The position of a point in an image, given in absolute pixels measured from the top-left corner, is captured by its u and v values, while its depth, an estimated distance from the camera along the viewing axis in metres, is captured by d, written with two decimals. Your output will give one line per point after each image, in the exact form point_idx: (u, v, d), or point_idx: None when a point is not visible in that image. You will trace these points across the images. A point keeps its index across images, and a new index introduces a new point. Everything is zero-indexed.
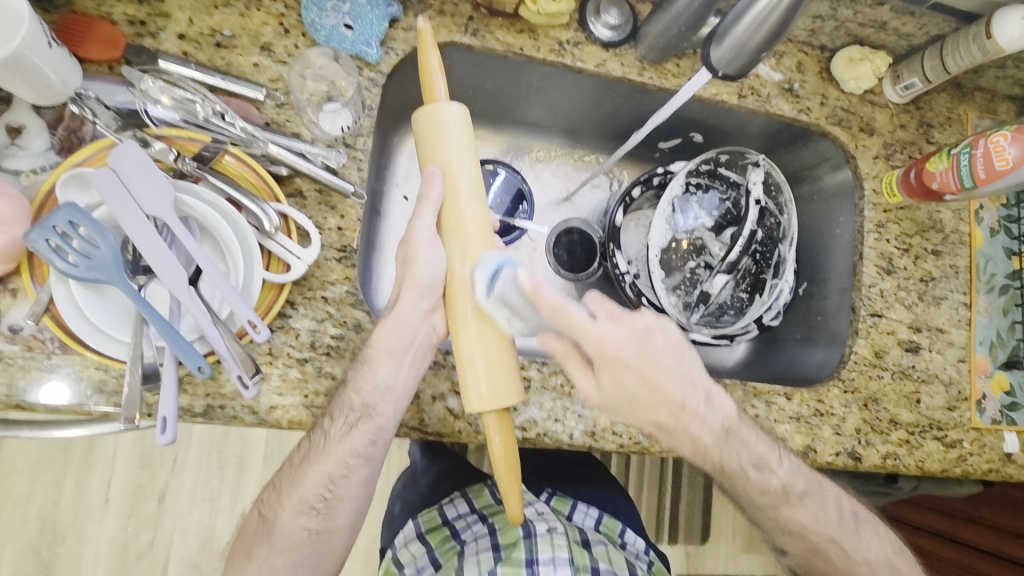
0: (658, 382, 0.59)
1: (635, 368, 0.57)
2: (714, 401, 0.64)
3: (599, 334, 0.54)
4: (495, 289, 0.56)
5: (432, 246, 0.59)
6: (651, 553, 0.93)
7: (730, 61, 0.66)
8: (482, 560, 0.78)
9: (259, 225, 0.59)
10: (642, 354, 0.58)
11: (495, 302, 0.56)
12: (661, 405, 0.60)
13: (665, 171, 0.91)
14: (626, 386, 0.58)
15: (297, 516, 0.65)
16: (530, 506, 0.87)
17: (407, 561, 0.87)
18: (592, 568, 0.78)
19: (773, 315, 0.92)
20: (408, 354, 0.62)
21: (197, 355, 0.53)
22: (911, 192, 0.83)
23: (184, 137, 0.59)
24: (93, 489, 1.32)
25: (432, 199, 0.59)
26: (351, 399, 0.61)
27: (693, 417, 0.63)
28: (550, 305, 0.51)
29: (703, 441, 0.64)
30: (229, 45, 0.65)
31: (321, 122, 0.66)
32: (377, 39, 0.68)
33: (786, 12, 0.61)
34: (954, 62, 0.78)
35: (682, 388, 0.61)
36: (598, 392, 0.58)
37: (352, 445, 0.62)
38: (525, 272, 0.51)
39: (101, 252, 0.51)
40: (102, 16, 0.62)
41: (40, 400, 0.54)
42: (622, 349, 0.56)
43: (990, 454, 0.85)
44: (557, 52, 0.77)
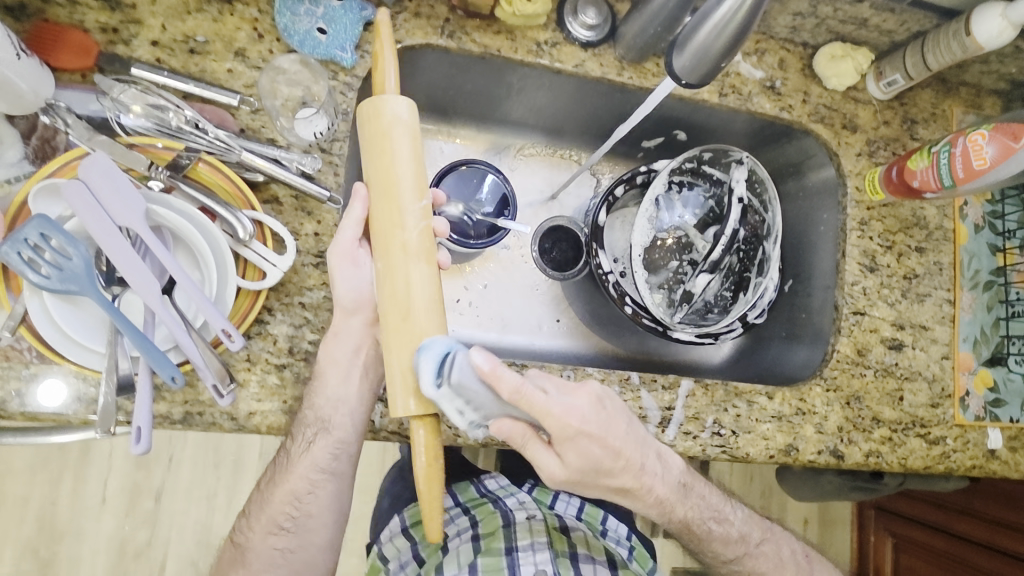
0: (619, 448, 0.60)
1: (599, 439, 0.58)
2: (664, 458, 0.68)
3: (561, 411, 0.55)
4: (451, 376, 0.51)
5: (357, 260, 0.60)
6: (632, 539, 0.96)
7: (692, 69, 0.64)
8: (461, 551, 0.82)
9: (234, 233, 0.59)
10: (602, 422, 0.59)
11: (448, 394, 0.51)
12: (624, 471, 0.62)
13: (648, 170, 0.90)
14: (592, 458, 0.58)
15: (268, 536, 0.67)
16: (510, 497, 0.91)
17: (392, 556, 0.88)
18: (570, 553, 0.83)
19: (757, 314, 0.89)
20: (355, 364, 0.63)
21: (170, 365, 0.53)
22: (894, 189, 0.83)
23: (157, 146, 0.59)
24: (91, 489, 1.33)
25: (354, 214, 0.59)
26: (304, 415, 0.62)
27: (653, 478, 0.66)
28: (509, 388, 0.51)
29: (663, 497, 0.67)
30: (203, 51, 0.64)
31: (296, 129, 0.66)
32: (352, 43, 0.67)
33: (742, 24, 0.60)
34: (935, 59, 0.78)
35: (639, 451, 0.63)
36: (564, 469, 0.58)
37: (313, 461, 0.65)
38: (483, 354, 0.50)
39: (74, 264, 0.51)
40: (74, 24, 0.62)
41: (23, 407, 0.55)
42: (586, 420, 0.57)
43: (974, 451, 0.85)
44: (534, 54, 0.77)
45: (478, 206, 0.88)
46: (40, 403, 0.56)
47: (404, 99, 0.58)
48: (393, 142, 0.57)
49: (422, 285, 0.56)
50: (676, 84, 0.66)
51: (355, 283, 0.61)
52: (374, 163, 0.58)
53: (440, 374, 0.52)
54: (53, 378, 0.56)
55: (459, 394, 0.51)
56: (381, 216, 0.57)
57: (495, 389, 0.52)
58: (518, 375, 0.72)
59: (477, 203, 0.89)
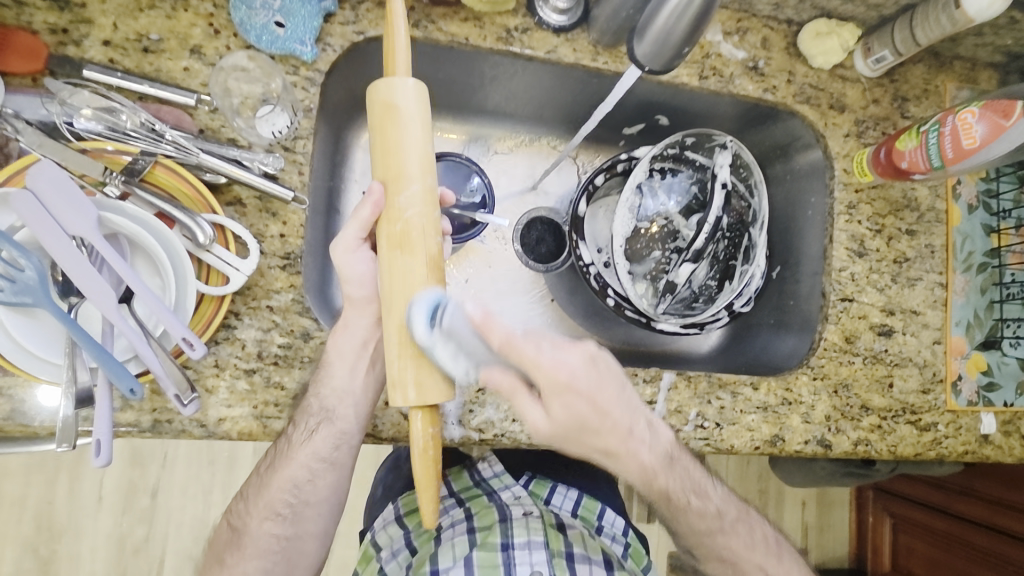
0: (608, 410, 0.57)
1: (588, 396, 0.55)
2: (655, 427, 0.65)
3: (551, 363, 0.52)
4: (443, 323, 0.50)
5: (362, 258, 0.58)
6: (630, 534, 0.92)
7: (655, 56, 0.62)
8: (456, 543, 0.80)
9: (194, 238, 0.58)
10: (595, 380, 0.55)
11: (441, 340, 0.50)
12: (610, 431, 0.59)
13: (629, 157, 0.88)
14: (580, 414, 0.55)
15: (264, 522, 0.66)
16: (505, 490, 0.88)
17: (385, 544, 0.87)
18: (566, 552, 0.82)
19: (744, 302, 0.88)
20: (362, 358, 0.63)
21: (129, 377, 0.53)
22: (882, 170, 0.80)
23: (109, 151, 0.58)
24: (86, 488, 1.34)
25: (361, 215, 0.55)
26: (309, 404, 0.62)
27: (640, 443, 0.62)
28: (500, 337, 0.50)
29: (648, 465, 0.63)
30: (157, 50, 0.62)
31: (257, 127, 0.64)
32: (312, 37, 0.65)
33: (703, 9, 0.58)
34: (923, 33, 0.74)
35: (628, 415, 0.60)
36: (550, 422, 0.54)
37: (315, 449, 0.64)
38: (473, 304, 0.50)
39: (27, 276, 0.50)
40: (21, 25, 0.60)
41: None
42: (576, 377, 0.54)
43: (966, 436, 0.83)
44: (504, 41, 0.74)
45: (467, 195, 0.87)
46: (24, 409, 0.56)
47: (414, 86, 0.53)
48: (406, 136, 0.53)
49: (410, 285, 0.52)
50: (639, 72, 0.64)
51: (361, 279, 0.59)
52: (386, 164, 0.53)
53: (434, 322, 0.51)
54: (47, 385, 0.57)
55: (451, 337, 0.50)
56: (389, 215, 0.53)
57: (486, 339, 0.50)
58: None
59: (467, 193, 0.87)
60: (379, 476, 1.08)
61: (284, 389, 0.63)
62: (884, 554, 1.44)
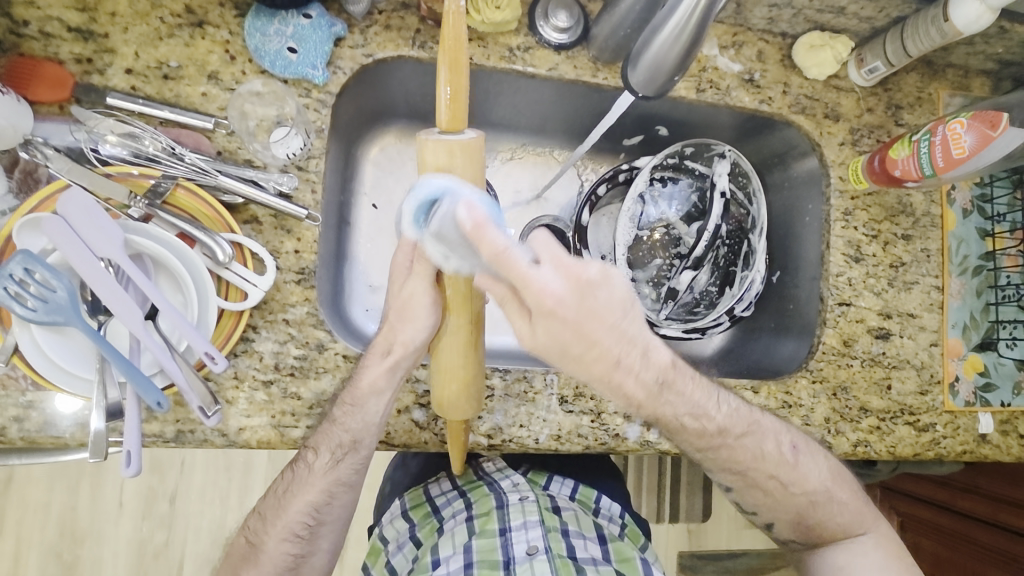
0: (596, 340, 0.50)
1: (573, 324, 0.48)
2: (651, 355, 0.57)
3: (541, 285, 0.46)
4: (432, 223, 0.46)
5: (431, 306, 0.55)
6: (626, 517, 0.96)
7: (648, 82, 0.65)
8: (456, 533, 0.81)
9: (213, 256, 0.61)
10: (583, 310, 0.48)
11: (432, 239, 0.47)
12: (598, 361, 0.52)
13: (630, 167, 0.90)
14: (561, 339, 0.49)
15: (282, 542, 0.68)
16: (505, 479, 0.88)
17: (392, 537, 0.91)
18: (561, 528, 0.81)
19: (744, 307, 0.91)
20: (393, 384, 0.62)
21: (156, 391, 0.56)
22: (876, 178, 0.81)
23: (134, 174, 0.61)
24: (107, 494, 1.37)
25: (429, 254, 0.53)
26: (338, 436, 0.64)
27: (628, 373, 0.54)
28: (490, 248, 0.44)
29: (635, 396, 0.57)
30: (176, 77, 0.65)
31: (272, 149, 0.66)
32: (323, 61, 0.68)
33: (695, 33, 0.60)
34: (914, 45, 0.77)
35: (620, 345, 0.52)
36: (530, 338, 0.50)
37: (336, 476, 0.66)
38: (466, 209, 0.43)
39: (59, 296, 0.53)
40: (49, 56, 0.63)
41: (30, 428, 0.59)
42: (562, 304, 0.47)
43: (965, 436, 0.85)
44: (507, 59, 0.77)
45: None
46: (54, 421, 0.60)
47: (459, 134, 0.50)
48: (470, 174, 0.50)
49: (453, 337, 0.55)
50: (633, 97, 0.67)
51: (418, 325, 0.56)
52: None
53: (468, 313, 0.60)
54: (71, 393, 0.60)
55: (440, 239, 0.47)
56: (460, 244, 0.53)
57: (474, 247, 0.45)
58: (502, 380, 0.73)
59: None
60: (388, 473, 1.09)
61: (300, 399, 0.66)
62: None
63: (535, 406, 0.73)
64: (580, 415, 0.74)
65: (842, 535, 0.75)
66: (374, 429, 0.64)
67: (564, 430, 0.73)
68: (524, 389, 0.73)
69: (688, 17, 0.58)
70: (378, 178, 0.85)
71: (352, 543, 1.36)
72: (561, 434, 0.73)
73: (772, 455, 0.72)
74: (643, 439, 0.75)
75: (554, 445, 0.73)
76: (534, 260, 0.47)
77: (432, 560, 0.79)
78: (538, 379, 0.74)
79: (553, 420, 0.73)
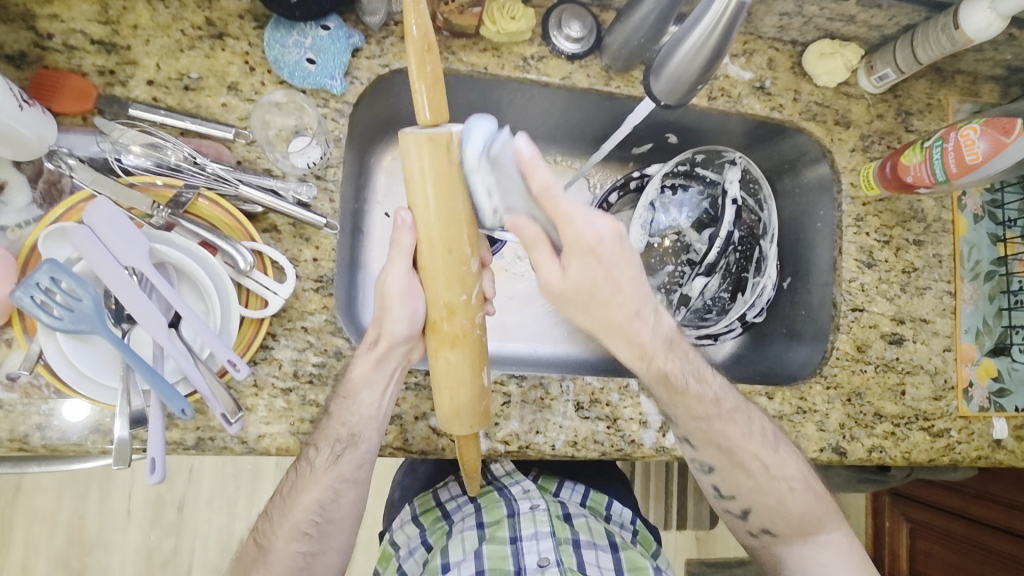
0: (622, 285, 0.58)
1: (605, 267, 0.56)
2: (658, 316, 0.64)
3: (583, 224, 0.54)
4: (493, 151, 0.50)
5: (410, 293, 0.58)
6: (637, 523, 0.95)
7: (670, 92, 0.66)
8: (466, 539, 0.80)
9: (234, 264, 0.62)
10: (616, 254, 0.57)
11: (486, 168, 0.51)
12: (619, 306, 0.59)
13: (642, 174, 0.91)
14: (592, 278, 0.57)
15: (291, 541, 0.66)
16: (515, 485, 0.87)
17: (403, 542, 0.90)
18: (572, 540, 0.81)
19: (756, 314, 0.92)
20: (387, 383, 0.64)
21: (179, 398, 0.56)
22: (888, 184, 0.82)
23: (157, 185, 0.62)
24: (116, 502, 1.37)
25: (402, 244, 0.57)
26: (336, 430, 0.63)
27: (643, 326, 0.62)
28: (541, 182, 0.51)
29: (644, 347, 0.63)
30: (197, 88, 0.66)
31: (291, 159, 0.68)
32: (341, 71, 0.69)
33: (717, 46, 0.61)
34: (925, 52, 0.77)
35: (638, 297, 0.60)
36: (562, 280, 0.57)
37: (339, 472, 0.65)
38: (530, 142, 0.50)
39: (84, 304, 0.54)
40: (72, 68, 0.64)
41: (52, 435, 0.60)
42: (602, 243, 0.55)
43: (979, 442, 0.85)
44: (521, 69, 0.77)
45: None
46: (76, 429, 0.60)
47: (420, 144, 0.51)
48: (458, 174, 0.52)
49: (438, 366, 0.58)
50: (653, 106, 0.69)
51: (402, 319, 0.59)
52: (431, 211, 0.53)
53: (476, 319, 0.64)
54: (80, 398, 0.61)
55: (494, 169, 0.51)
56: (429, 240, 0.54)
57: (528, 181, 0.52)
58: (518, 387, 0.73)
59: None
60: (396, 477, 1.09)
61: (318, 406, 0.66)
62: (900, 560, 1.43)
63: (551, 412, 0.73)
64: (595, 421, 0.74)
65: (816, 531, 0.73)
66: (374, 423, 0.65)
67: (580, 437, 0.73)
68: (541, 395, 0.73)
69: (711, 32, 0.60)
70: (390, 187, 0.86)
71: (361, 550, 1.36)
72: (577, 440, 0.73)
73: (758, 436, 0.72)
74: (659, 445, 0.75)
75: (570, 452, 0.73)
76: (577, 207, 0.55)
77: (443, 563, 0.79)
78: (554, 386, 0.74)
79: (569, 426, 0.73)
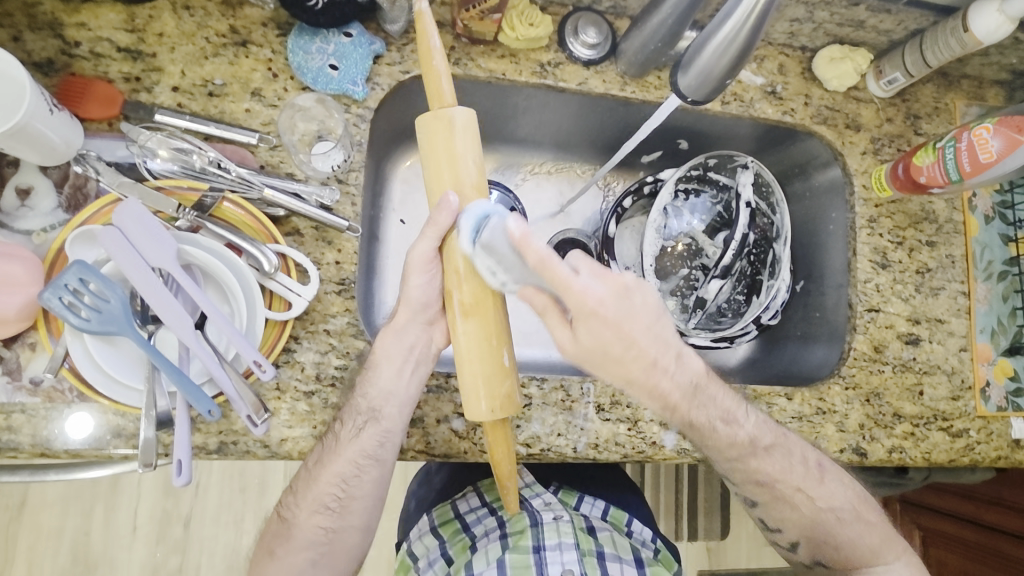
0: (635, 340, 0.58)
1: (613, 324, 0.55)
2: (684, 360, 0.64)
3: (582, 289, 0.53)
4: (483, 236, 0.53)
5: (430, 265, 0.60)
6: (658, 542, 0.93)
7: (698, 87, 0.66)
8: (490, 549, 0.79)
9: (260, 266, 0.62)
10: (623, 309, 0.56)
11: (482, 253, 0.54)
12: (637, 361, 0.59)
13: (654, 179, 0.92)
14: (604, 340, 0.56)
15: (314, 515, 0.66)
16: (536, 497, 0.84)
17: (421, 554, 0.87)
18: (597, 551, 0.80)
19: (770, 316, 0.92)
20: (408, 362, 0.64)
21: (207, 399, 0.57)
22: (900, 185, 0.83)
23: (183, 188, 0.62)
24: (121, 518, 1.35)
25: (438, 223, 0.57)
26: (358, 403, 0.64)
27: (664, 375, 0.62)
28: (536, 256, 0.50)
29: (671, 398, 0.64)
30: (221, 94, 0.67)
31: (313, 162, 0.68)
32: (362, 77, 0.70)
33: (747, 42, 0.62)
34: (934, 55, 0.79)
35: (656, 347, 0.60)
36: (575, 345, 0.57)
37: (363, 446, 0.64)
38: (516, 220, 0.50)
39: (112, 306, 0.54)
40: (99, 75, 0.65)
41: (75, 438, 0.59)
42: (603, 304, 0.54)
43: (998, 442, 0.85)
44: (538, 74, 0.78)
45: None
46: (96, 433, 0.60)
47: (457, 115, 0.57)
48: (457, 147, 0.57)
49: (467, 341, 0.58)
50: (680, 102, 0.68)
51: (425, 288, 0.62)
52: (449, 168, 0.57)
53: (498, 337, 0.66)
54: (85, 412, 0.60)
55: (490, 251, 0.53)
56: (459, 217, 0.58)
57: (522, 256, 0.51)
58: (539, 390, 0.73)
59: None
60: (409, 490, 1.08)
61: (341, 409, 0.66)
62: None
63: (572, 414, 0.73)
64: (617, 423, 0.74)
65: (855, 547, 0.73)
66: (398, 402, 0.64)
67: (601, 438, 0.73)
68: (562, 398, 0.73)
69: (740, 27, 0.61)
70: (406, 194, 0.87)
71: (370, 564, 1.34)
72: (598, 442, 0.73)
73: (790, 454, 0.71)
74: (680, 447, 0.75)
75: (592, 454, 0.73)
76: (574, 269, 0.54)
77: None
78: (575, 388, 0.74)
79: (590, 428, 0.73)
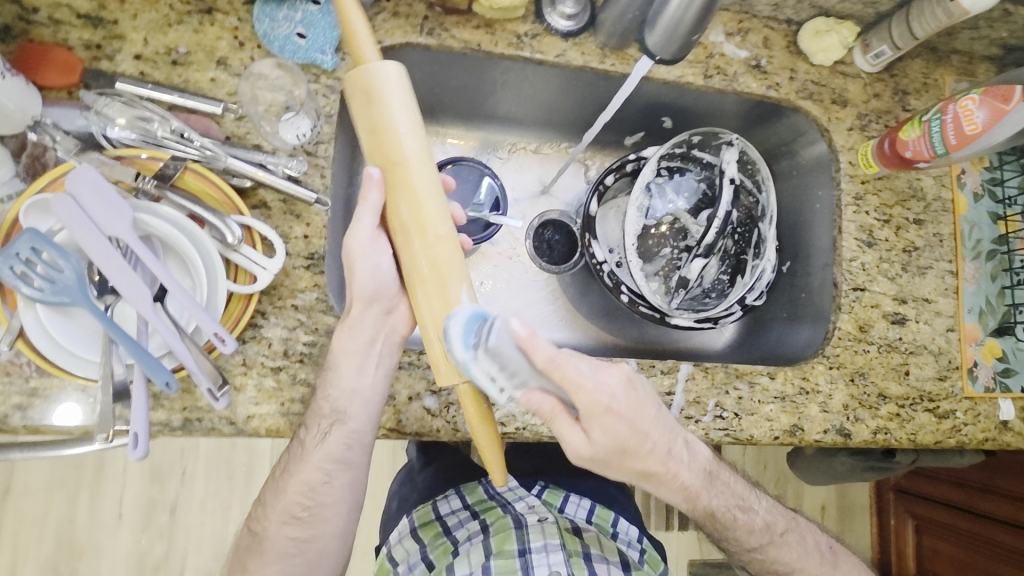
0: (647, 431, 0.60)
1: (626, 419, 0.58)
2: (691, 446, 0.67)
3: (592, 387, 0.55)
4: (486, 342, 0.52)
5: (374, 244, 0.60)
6: (644, 541, 0.92)
7: (665, 45, 0.72)
8: (472, 552, 0.80)
9: (223, 239, 0.60)
10: (631, 404, 0.58)
11: (484, 358, 0.52)
12: (649, 454, 0.61)
13: (637, 157, 0.89)
14: (618, 437, 0.58)
15: (282, 525, 0.66)
16: (519, 501, 0.83)
17: (401, 558, 0.86)
18: (582, 552, 0.82)
19: (756, 296, 0.88)
20: (371, 354, 0.63)
21: (164, 371, 0.55)
22: (887, 161, 0.81)
23: (142, 157, 0.60)
24: (105, 505, 1.34)
25: (370, 200, 0.58)
26: (320, 406, 0.62)
27: (679, 463, 0.65)
28: (543, 356, 0.53)
29: (690, 487, 0.67)
30: (185, 62, 0.65)
31: (281, 133, 0.67)
32: (332, 46, 0.68)
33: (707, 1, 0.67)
34: (920, 26, 0.77)
35: (666, 437, 0.63)
36: (588, 445, 0.58)
37: (328, 450, 0.63)
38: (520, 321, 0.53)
39: (66, 276, 0.52)
40: (58, 42, 0.63)
41: (53, 420, 0.58)
42: (615, 399, 0.57)
43: (986, 423, 0.83)
44: (515, 46, 0.76)
45: (474, 208, 0.88)
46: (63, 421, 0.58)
47: (395, 70, 0.57)
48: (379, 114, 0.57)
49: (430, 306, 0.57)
50: (650, 60, 0.75)
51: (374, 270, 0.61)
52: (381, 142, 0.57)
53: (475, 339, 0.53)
54: (47, 388, 0.58)
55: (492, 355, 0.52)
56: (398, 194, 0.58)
57: (528, 355, 0.53)
58: None
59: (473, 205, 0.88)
60: (393, 487, 1.06)
61: (309, 386, 0.64)
62: (907, 559, 1.40)
63: None
64: None
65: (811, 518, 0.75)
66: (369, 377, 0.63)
67: None
68: None
69: None
70: None
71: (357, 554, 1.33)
72: None
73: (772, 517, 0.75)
74: None
75: None
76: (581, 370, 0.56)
77: None
78: None
79: None
